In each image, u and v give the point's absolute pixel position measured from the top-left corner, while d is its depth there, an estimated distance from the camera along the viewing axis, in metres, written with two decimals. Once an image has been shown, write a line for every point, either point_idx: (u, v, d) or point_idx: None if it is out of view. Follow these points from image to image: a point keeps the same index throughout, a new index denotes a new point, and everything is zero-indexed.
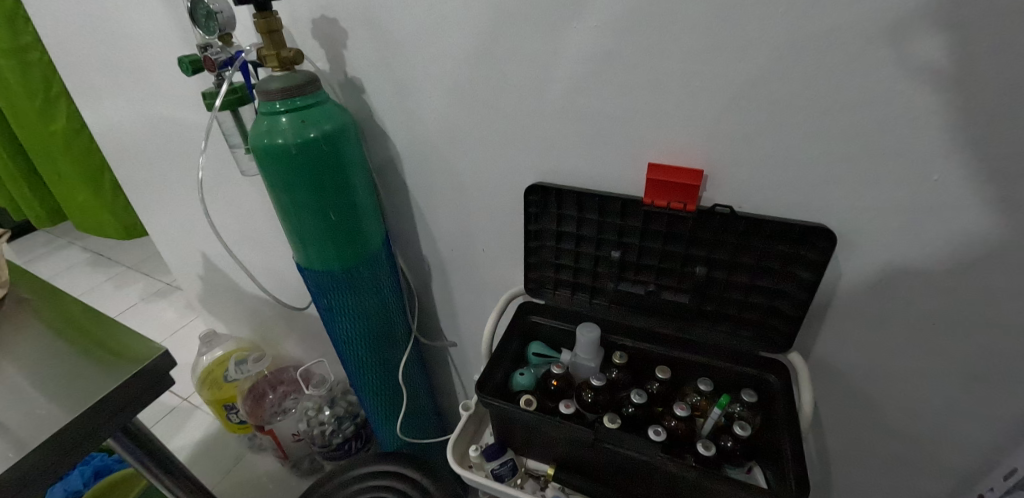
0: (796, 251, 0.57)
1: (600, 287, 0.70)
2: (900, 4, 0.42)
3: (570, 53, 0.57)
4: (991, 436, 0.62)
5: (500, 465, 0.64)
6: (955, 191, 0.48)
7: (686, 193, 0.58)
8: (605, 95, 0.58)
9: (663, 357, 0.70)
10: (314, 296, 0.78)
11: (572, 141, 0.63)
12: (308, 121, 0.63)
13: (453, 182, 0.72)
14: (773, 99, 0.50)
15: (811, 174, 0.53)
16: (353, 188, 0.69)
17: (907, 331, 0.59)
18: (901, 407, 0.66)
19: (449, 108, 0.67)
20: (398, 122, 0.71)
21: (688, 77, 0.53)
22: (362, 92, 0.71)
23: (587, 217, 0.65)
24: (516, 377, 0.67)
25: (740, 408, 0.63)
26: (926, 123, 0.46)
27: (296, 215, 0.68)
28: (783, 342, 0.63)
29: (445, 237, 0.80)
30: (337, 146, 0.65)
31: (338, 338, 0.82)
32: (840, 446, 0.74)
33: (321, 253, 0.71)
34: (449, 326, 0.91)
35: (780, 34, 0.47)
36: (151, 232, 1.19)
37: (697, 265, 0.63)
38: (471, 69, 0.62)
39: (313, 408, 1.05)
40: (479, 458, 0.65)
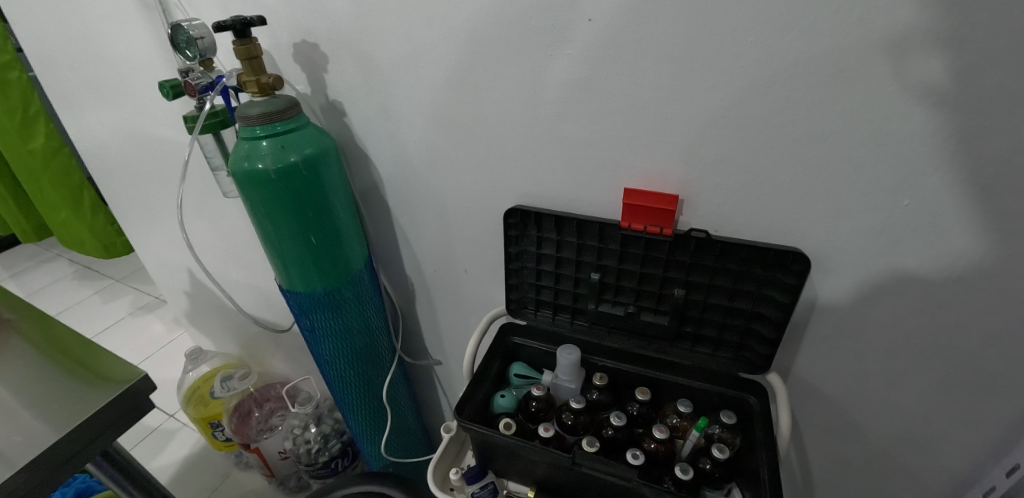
0: (773, 274, 0.58)
1: (581, 308, 0.70)
2: (866, 33, 0.44)
3: (546, 79, 0.57)
4: (967, 444, 0.65)
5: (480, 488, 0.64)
6: (925, 213, 0.51)
7: (662, 218, 0.58)
8: (579, 122, 0.58)
9: (643, 379, 0.69)
10: (300, 316, 0.80)
11: (549, 166, 0.63)
12: (289, 146, 0.63)
13: (436, 204, 0.73)
14: (745, 126, 0.52)
15: (784, 199, 0.55)
16: (334, 212, 0.70)
17: (887, 346, 0.62)
18: (883, 419, 0.68)
19: (429, 132, 0.67)
20: (380, 145, 0.71)
21: (662, 105, 0.54)
22: (344, 115, 0.71)
23: (566, 240, 0.65)
24: (497, 399, 0.67)
25: (720, 429, 0.61)
26: (892, 150, 0.49)
27: (279, 238, 0.69)
28: (761, 362, 0.63)
29: (430, 258, 0.81)
30: (318, 171, 0.65)
31: (325, 355, 0.84)
32: (822, 460, 0.76)
33: (306, 271, 0.73)
34: (434, 347, 0.93)
35: (750, 65, 0.49)
36: (157, 245, 1.25)
37: (675, 287, 0.63)
38: (448, 96, 0.63)
39: (300, 426, 1.16)
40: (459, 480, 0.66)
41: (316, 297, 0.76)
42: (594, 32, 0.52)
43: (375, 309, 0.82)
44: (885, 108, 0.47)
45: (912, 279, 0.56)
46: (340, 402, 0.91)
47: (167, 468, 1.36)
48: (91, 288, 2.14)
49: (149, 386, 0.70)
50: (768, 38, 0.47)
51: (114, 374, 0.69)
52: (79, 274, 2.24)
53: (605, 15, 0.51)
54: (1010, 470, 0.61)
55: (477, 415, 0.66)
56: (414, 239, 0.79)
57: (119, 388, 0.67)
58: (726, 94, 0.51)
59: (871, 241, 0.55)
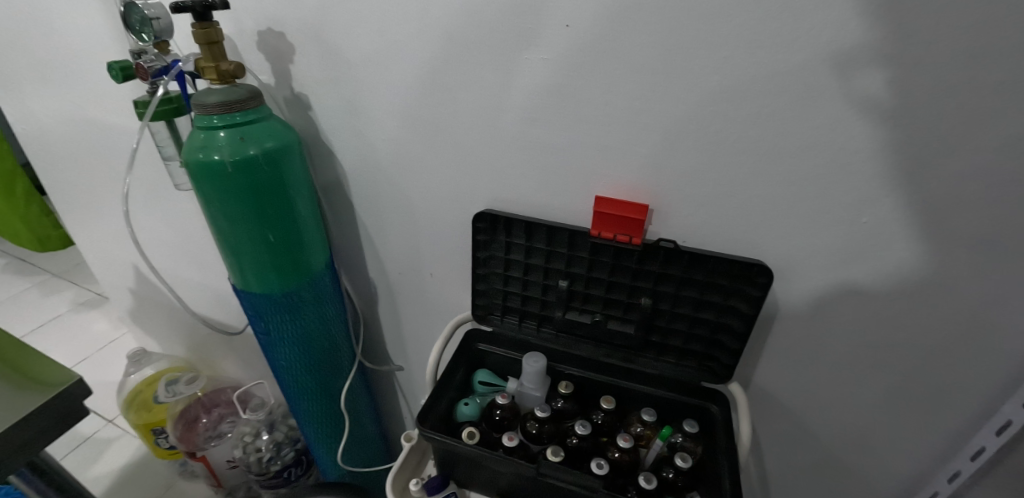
0: (738, 286, 0.59)
1: (548, 315, 0.69)
2: (835, 55, 0.45)
3: (521, 84, 0.56)
4: (913, 453, 0.67)
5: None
6: (882, 231, 0.53)
7: (632, 226, 0.58)
8: (553, 127, 0.58)
9: (608, 387, 0.68)
10: (254, 318, 0.76)
11: (521, 172, 0.62)
12: (248, 138, 0.59)
13: (404, 206, 0.71)
14: (716, 139, 0.53)
15: (750, 213, 0.56)
16: (295, 210, 0.67)
17: (842, 358, 0.64)
18: (837, 429, 0.70)
19: (398, 131, 0.65)
20: (347, 142, 0.69)
21: (637, 114, 0.54)
22: (309, 109, 0.68)
23: (535, 246, 0.64)
24: (460, 407, 0.65)
25: (683, 438, 0.61)
26: (854, 169, 0.50)
27: (235, 234, 0.65)
28: (723, 372, 0.64)
29: (394, 260, 0.78)
30: (280, 166, 0.62)
31: (279, 360, 0.80)
32: (778, 468, 0.78)
33: (263, 271, 0.69)
34: (397, 352, 0.91)
35: (724, 79, 0.49)
36: (100, 237, 1.17)
37: (643, 296, 0.63)
38: (420, 94, 0.61)
39: (251, 434, 1.11)
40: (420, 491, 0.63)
41: (272, 299, 0.72)
42: (572, 38, 0.52)
43: (335, 312, 0.79)
44: (849, 128, 0.48)
45: (869, 294, 0.58)
46: (294, 409, 0.87)
47: (102, 478, 1.26)
48: (26, 281, 1.99)
49: (84, 390, 0.64)
50: (742, 54, 0.48)
51: (43, 377, 0.64)
52: (13, 267, 2.08)
53: (584, 21, 0.50)
54: (952, 476, 0.66)
55: (440, 424, 0.64)
56: (380, 240, 0.77)
57: (52, 392, 0.61)
58: (700, 108, 0.51)
59: (831, 256, 0.56)
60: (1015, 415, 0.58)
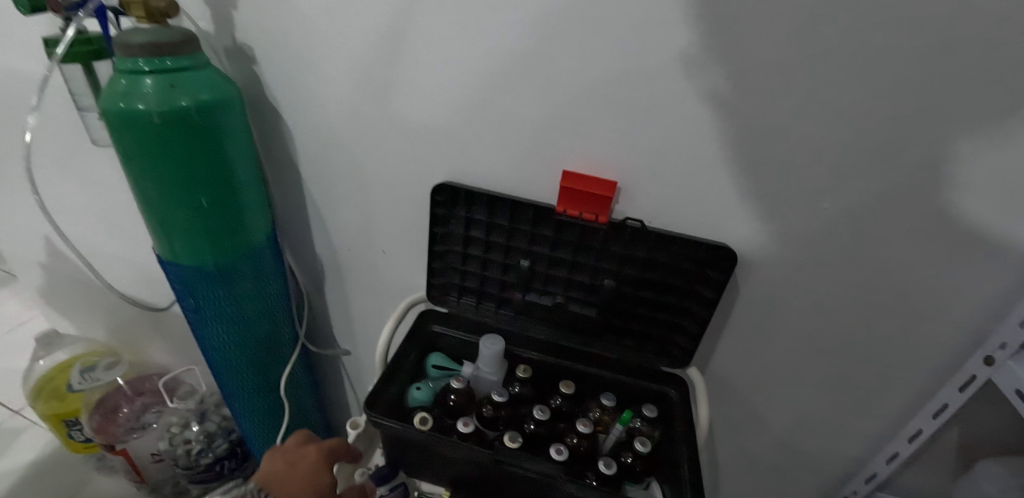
0: (702, 270, 0.58)
1: (508, 296, 0.66)
2: (812, 36, 0.45)
3: (488, 48, 0.52)
4: (855, 434, 0.71)
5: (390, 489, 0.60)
6: (843, 219, 0.54)
7: (599, 204, 0.57)
8: (521, 97, 0.54)
9: (567, 372, 0.66)
10: (183, 293, 0.69)
11: (485, 142, 0.59)
12: (179, 87, 0.53)
13: (357, 176, 0.66)
14: (689, 118, 0.51)
15: (717, 195, 0.55)
16: (232, 173, 0.60)
17: (796, 345, 0.65)
18: (785, 412, 0.72)
19: (353, 92, 0.60)
20: (295, 102, 0.63)
21: (609, 87, 0.51)
22: (253, 62, 0.62)
23: (497, 223, 0.61)
24: (412, 392, 0.62)
25: (642, 423, 0.61)
26: (821, 155, 0.50)
27: (161, 196, 0.58)
28: (683, 357, 0.63)
29: (344, 236, 0.73)
30: (216, 122, 0.56)
31: (210, 341, 0.73)
32: (728, 452, 0.80)
33: (194, 240, 0.62)
34: (345, 336, 0.85)
35: (700, 55, 0.48)
36: (4, 203, 1.03)
37: (606, 278, 0.61)
38: (378, 52, 0.56)
39: (178, 425, 1.02)
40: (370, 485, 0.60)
41: (204, 272, 0.65)
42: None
43: (276, 289, 0.73)
44: (820, 113, 0.48)
45: (824, 280, 0.59)
46: (228, 395, 0.80)
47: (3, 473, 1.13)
48: None
49: None
50: (721, 29, 0.46)
51: None
52: None
53: None
54: (889, 458, 0.69)
55: (389, 409, 0.60)
56: (330, 213, 0.71)
57: None
58: (674, 84, 0.50)
59: (792, 242, 0.57)
60: (951, 399, 0.62)
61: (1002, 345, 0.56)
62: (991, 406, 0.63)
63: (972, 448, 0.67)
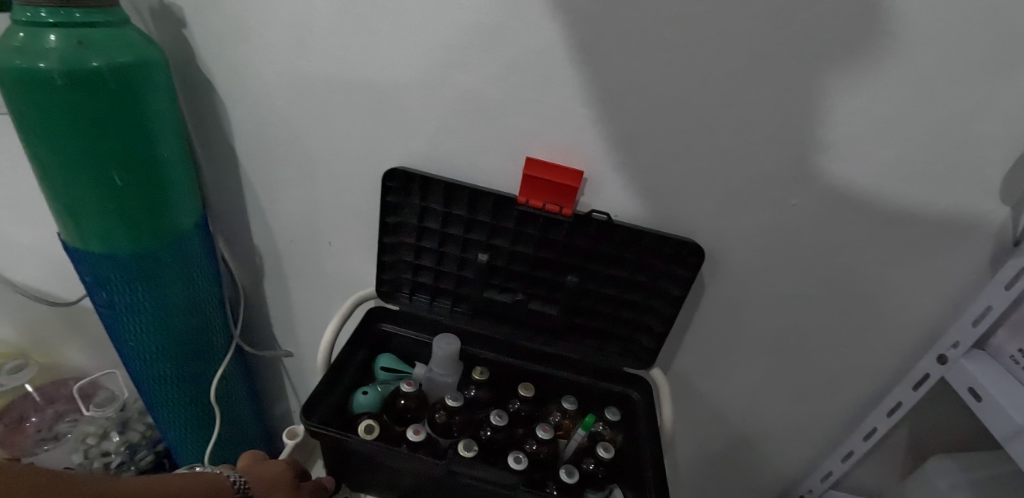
0: (668, 267, 0.56)
1: (464, 294, 0.62)
2: (786, 24, 0.43)
3: (449, 19, 0.48)
4: (811, 433, 0.71)
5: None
6: (808, 213, 0.53)
7: (563, 195, 0.53)
8: (483, 75, 0.50)
9: (527, 374, 0.63)
10: (94, 286, 0.60)
11: (443, 125, 0.54)
12: (89, 45, 0.46)
13: (300, 159, 0.60)
14: (659, 105, 0.49)
15: (685, 188, 0.53)
16: (153, 149, 0.53)
17: (758, 344, 0.64)
18: (745, 413, 0.71)
19: (296, 65, 0.54)
20: (231, 73, 0.56)
21: (578, 69, 0.48)
22: (182, 25, 0.55)
23: (454, 214, 0.57)
24: (358, 397, 0.56)
25: (604, 428, 0.58)
26: (790, 147, 0.50)
27: (64, 172, 0.51)
28: (647, 358, 0.60)
29: (285, 225, 0.66)
30: (134, 89, 0.49)
31: (127, 341, 0.65)
32: (688, 453, 0.78)
33: (105, 225, 0.55)
34: (286, 335, 0.78)
35: (673, 38, 0.46)
36: None
37: (569, 274, 0.58)
38: (325, 19, 0.50)
39: (94, 435, 0.92)
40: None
41: (118, 262, 0.58)
42: None
43: (206, 282, 0.66)
44: (791, 104, 0.47)
45: (787, 277, 0.58)
46: (149, 402, 0.71)
47: None
48: None
49: None
50: (695, 12, 0.44)
51: None
52: None
53: None
54: (845, 456, 0.69)
55: (330, 415, 0.54)
56: (269, 200, 0.65)
57: None
58: (646, 69, 0.47)
59: (758, 237, 0.56)
60: (905, 397, 0.61)
61: (955, 344, 0.57)
62: (940, 404, 0.64)
63: (920, 443, 0.68)
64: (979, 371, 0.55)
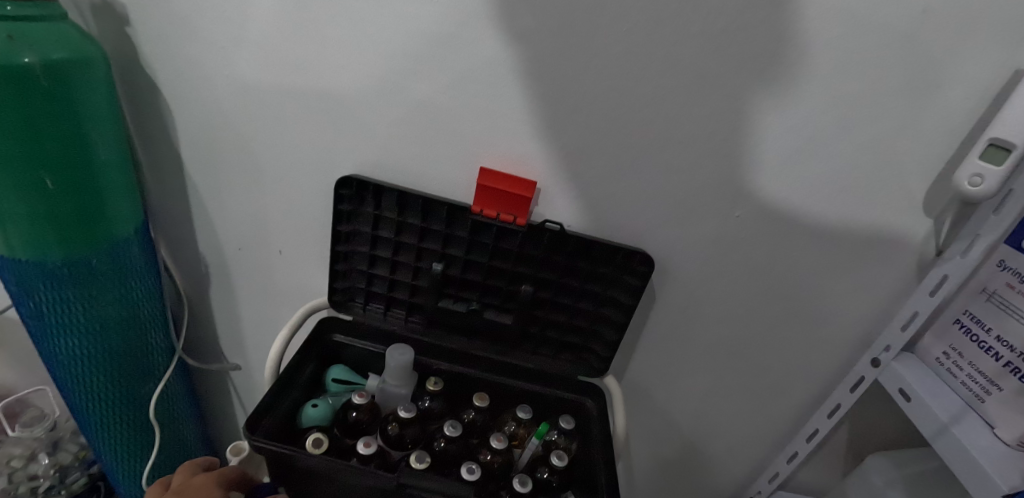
0: (620, 276, 0.57)
1: (418, 303, 0.61)
2: (726, 44, 0.46)
3: (403, 25, 0.48)
4: (758, 435, 0.73)
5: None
6: (751, 224, 0.56)
7: (517, 205, 0.53)
8: (437, 85, 0.51)
9: (481, 384, 0.62)
10: (20, 295, 0.57)
11: (397, 133, 0.54)
12: (19, 39, 0.44)
13: (249, 165, 0.58)
14: (610, 118, 0.51)
15: (635, 199, 0.55)
16: (90, 152, 0.51)
17: (708, 350, 0.66)
18: (696, 417, 0.73)
19: (245, 68, 0.52)
20: (176, 75, 0.54)
21: (532, 81, 0.49)
22: (123, 23, 0.53)
23: (407, 222, 0.56)
24: (307, 410, 0.54)
25: (558, 436, 0.58)
26: (733, 160, 0.52)
27: None
28: (600, 365, 0.61)
29: (233, 233, 0.64)
30: (69, 87, 0.47)
31: (57, 355, 0.61)
32: (642, 459, 0.80)
33: (33, 230, 0.51)
34: (234, 347, 0.76)
35: (622, 54, 0.47)
36: None
37: (523, 284, 0.58)
38: (275, 22, 0.49)
39: (21, 457, 0.85)
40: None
41: (47, 270, 0.54)
42: None
43: (146, 291, 0.63)
44: (731, 120, 0.50)
45: (732, 284, 0.61)
46: (81, 420, 0.67)
47: None
48: None
49: None
50: (642, 30, 0.46)
51: None
52: None
53: None
54: (789, 457, 0.71)
55: (277, 430, 0.52)
56: (216, 206, 0.62)
57: None
58: (597, 83, 0.49)
59: (704, 247, 0.58)
60: (843, 399, 0.64)
61: (887, 347, 0.60)
62: (874, 405, 0.68)
63: (857, 443, 0.72)
64: (907, 373, 0.58)
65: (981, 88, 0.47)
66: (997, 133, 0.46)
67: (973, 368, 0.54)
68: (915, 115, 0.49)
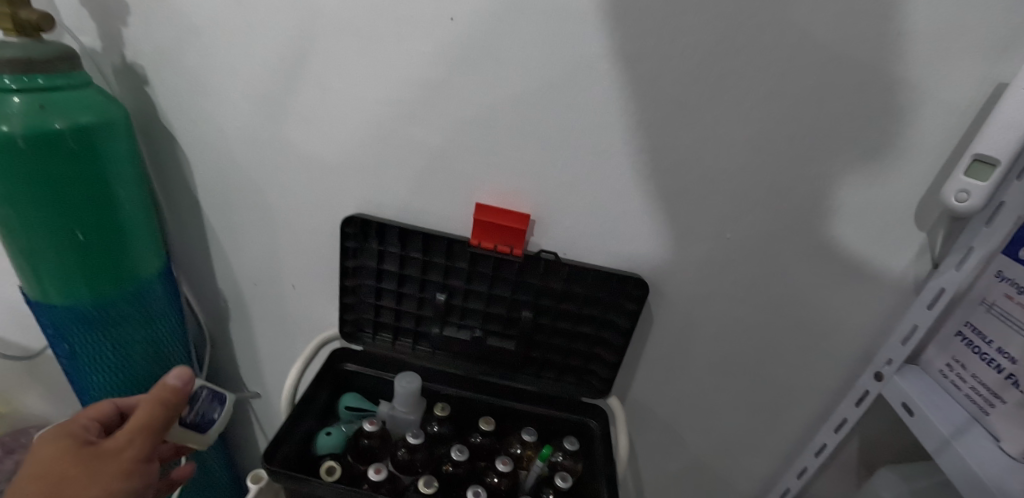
0: (615, 300, 0.59)
1: (424, 331, 0.64)
2: (703, 78, 0.49)
3: (398, 74, 0.51)
4: (767, 450, 0.74)
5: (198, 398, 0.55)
6: (741, 245, 0.58)
7: (513, 237, 0.56)
8: (433, 127, 0.54)
9: (487, 408, 0.64)
10: (55, 337, 0.61)
11: (397, 172, 0.57)
12: (51, 108, 0.48)
13: (261, 206, 0.62)
14: (597, 150, 0.53)
15: (626, 226, 0.57)
16: (114, 203, 0.55)
17: (709, 367, 0.68)
18: (703, 434, 0.74)
19: (255, 119, 0.56)
20: (193, 127, 0.58)
21: (521, 119, 0.52)
22: (144, 82, 0.57)
23: (410, 256, 0.59)
24: (321, 438, 0.57)
25: (563, 457, 0.60)
26: (719, 186, 0.54)
27: (25, 226, 0.52)
28: (602, 386, 0.63)
29: (249, 270, 0.68)
30: (95, 147, 0.51)
31: (89, 390, 0.65)
32: (651, 477, 0.80)
33: (65, 278, 0.55)
34: (253, 376, 0.79)
35: (605, 91, 0.50)
36: None
37: (522, 310, 0.60)
38: (281, 77, 0.53)
39: None
40: (182, 378, 0.50)
41: (79, 313, 0.58)
42: (456, 32, 0.49)
43: (170, 328, 0.66)
44: (714, 149, 0.52)
45: (728, 303, 0.62)
46: None
47: None
48: None
49: None
50: (622, 68, 0.49)
51: None
52: None
53: (469, 14, 0.48)
54: (799, 472, 0.71)
55: (293, 458, 0.55)
56: (232, 245, 0.66)
57: None
58: (583, 118, 0.52)
59: (697, 268, 0.60)
60: (849, 413, 0.64)
61: (888, 361, 0.61)
62: (880, 418, 0.68)
63: (867, 457, 0.72)
64: (910, 387, 0.58)
65: (958, 108, 0.48)
66: (980, 149, 0.47)
67: (976, 380, 0.54)
68: (896, 135, 0.50)
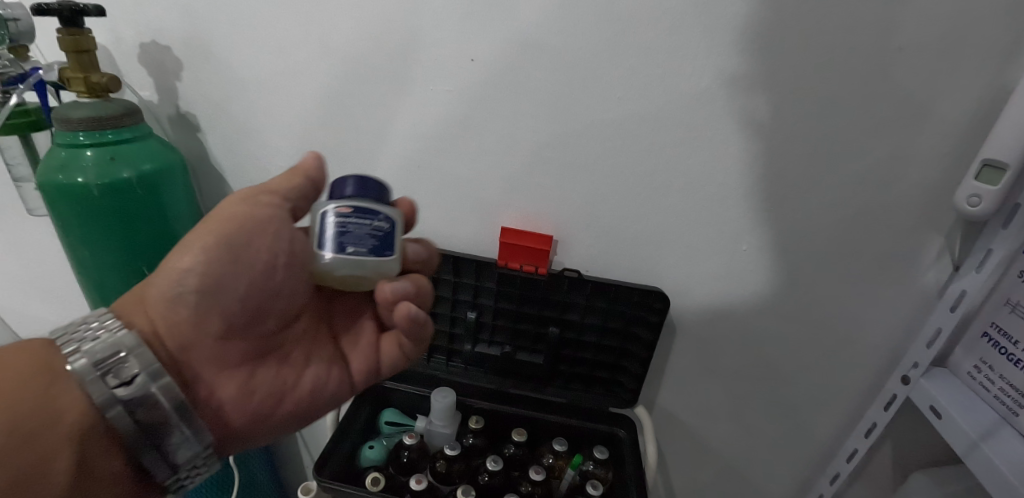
0: (638, 313, 0.62)
1: (457, 348, 0.67)
2: (710, 101, 0.52)
3: (425, 112, 0.56)
4: (796, 456, 0.74)
5: (368, 222, 0.40)
6: (757, 256, 0.60)
7: (537, 257, 0.60)
8: (459, 158, 0.58)
9: (519, 420, 0.67)
10: None
11: (428, 200, 0.61)
12: (120, 159, 0.54)
13: None
14: (613, 172, 0.56)
15: (644, 242, 0.60)
16: (174, 240, 0.60)
17: (733, 375, 0.69)
18: (732, 441, 0.75)
19: (296, 157, 0.61)
20: (240, 167, 0.64)
21: (540, 147, 0.56)
22: (196, 129, 0.63)
23: (442, 278, 0.63)
24: (364, 451, 0.62)
25: (593, 466, 0.62)
26: (732, 201, 0.56)
27: (100, 265, 0.58)
28: (629, 397, 0.66)
29: None
30: (157, 191, 0.57)
31: None
32: (683, 485, 0.81)
33: None
34: None
35: (617, 117, 0.53)
36: None
37: (549, 326, 0.64)
38: (320, 119, 0.58)
39: None
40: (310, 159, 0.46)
41: None
42: (477, 71, 0.53)
43: None
44: (725, 166, 0.55)
45: (748, 312, 0.64)
46: None
47: None
48: None
49: None
50: (632, 96, 0.52)
51: None
52: None
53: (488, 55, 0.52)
54: (831, 478, 0.72)
55: (340, 470, 0.60)
56: None
57: None
58: (598, 144, 0.55)
59: (716, 279, 0.62)
60: (878, 417, 0.65)
61: (914, 364, 0.61)
62: (910, 422, 0.69)
63: (901, 462, 0.72)
64: (936, 389, 0.58)
65: (963, 116, 0.50)
66: (989, 154, 0.48)
67: (1005, 381, 0.54)
68: (903, 145, 0.52)
